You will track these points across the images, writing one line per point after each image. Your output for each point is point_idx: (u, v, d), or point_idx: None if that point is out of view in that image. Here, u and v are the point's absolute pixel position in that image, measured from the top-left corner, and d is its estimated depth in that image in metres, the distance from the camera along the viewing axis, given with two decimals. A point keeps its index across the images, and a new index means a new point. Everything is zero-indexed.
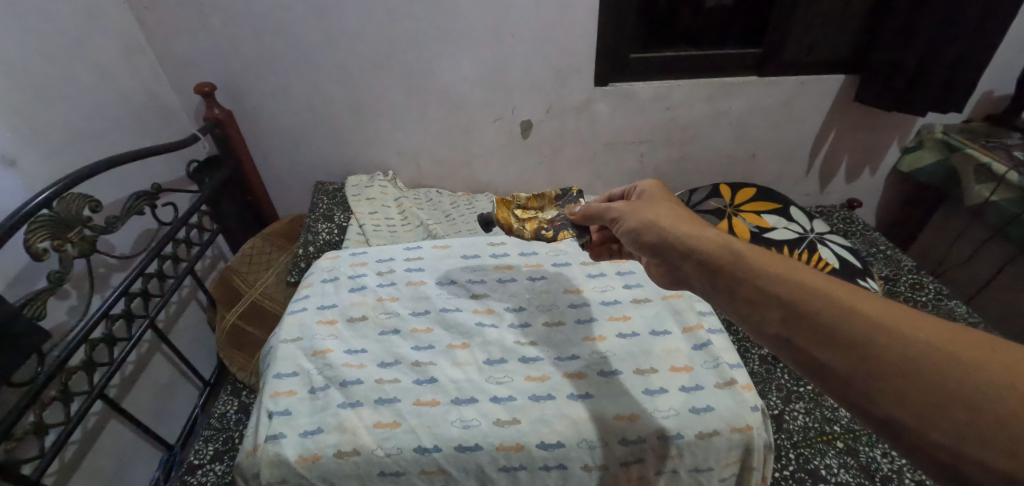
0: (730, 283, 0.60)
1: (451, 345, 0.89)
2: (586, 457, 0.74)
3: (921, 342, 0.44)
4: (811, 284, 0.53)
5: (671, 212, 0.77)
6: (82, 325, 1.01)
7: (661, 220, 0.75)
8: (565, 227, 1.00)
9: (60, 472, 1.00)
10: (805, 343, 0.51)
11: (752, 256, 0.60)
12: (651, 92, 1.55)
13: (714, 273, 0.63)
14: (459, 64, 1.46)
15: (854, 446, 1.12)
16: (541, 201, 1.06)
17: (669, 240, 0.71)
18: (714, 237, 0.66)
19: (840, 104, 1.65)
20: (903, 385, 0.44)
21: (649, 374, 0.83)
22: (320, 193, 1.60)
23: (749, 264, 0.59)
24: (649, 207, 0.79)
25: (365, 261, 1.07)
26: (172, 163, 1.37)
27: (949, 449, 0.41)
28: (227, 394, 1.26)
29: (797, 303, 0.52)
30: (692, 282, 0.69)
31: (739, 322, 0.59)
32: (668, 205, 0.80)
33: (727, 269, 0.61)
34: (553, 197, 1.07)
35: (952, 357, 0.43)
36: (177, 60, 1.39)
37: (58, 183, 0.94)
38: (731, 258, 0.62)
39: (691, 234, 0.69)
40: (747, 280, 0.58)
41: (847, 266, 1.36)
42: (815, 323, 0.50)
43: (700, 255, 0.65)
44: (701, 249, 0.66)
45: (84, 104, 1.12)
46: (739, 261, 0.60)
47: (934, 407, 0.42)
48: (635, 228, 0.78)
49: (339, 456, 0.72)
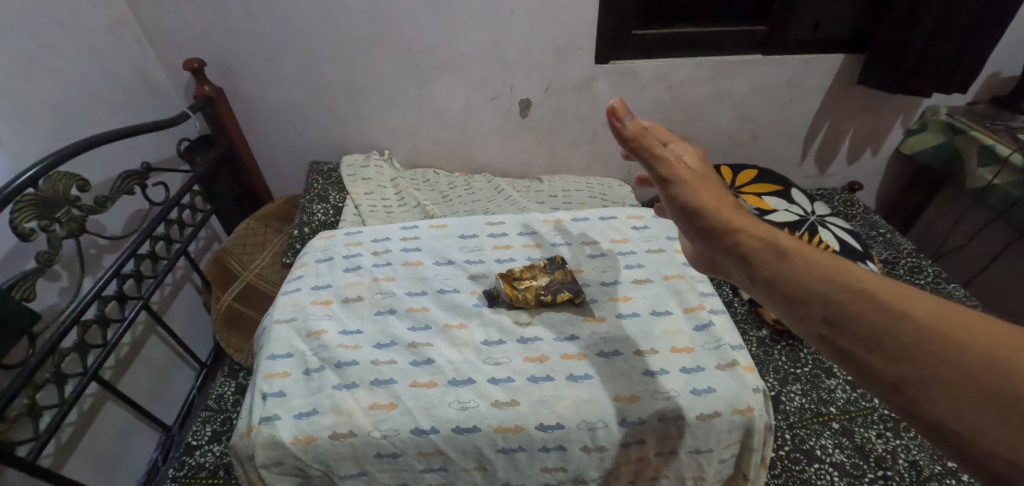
0: (768, 277, 0.55)
1: (449, 324, 0.88)
2: (586, 438, 0.74)
3: (980, 350, 0.41)
4: (849, 281, 0.48)
5: (708, 187, 0.66)
6: (74, 306, 0.99)
7: (698, 196, 0.65)
8: (563, 289, 0.92)
9: (55, 453, 1.00)
10: (849, 345, 0.47)
11: (794, 248, 0.55)
12: (653, 70, 1.52)
13: (750, 267, 0.57)
14: (457, 40, 1.42)
15: (850, 427, 1.13)
16: (533, 270, 0.96)
17: (717, 226, 0.62)
18: (755, 226, 0.60)
19: (845, 83, 1.61)
20: (957, 394, 0.41)
21: (650, 355, 0.82)
22: (314, 173, 1.57)
23: (785, 259, 0.54)
24: (692, 174, 0.67)
25: (360, 241, 1.05)
26: (162, 141, 1.34)
27: (1010, 463, 0.38)
28: (224, 376, 1.24)
29: (840, 302, 0.48)
30: (733, 272, 0.63)
31: (780, 317, 0.54)
32: (704, 174, 0.69)
33: (765, 264, 0.56)
34: (543, 265, 0.97)
35: (1012, 365, 0.39)
36: (165, 35, 1.34)
37: (44, 161, 0.91)
38: (770, 253, 0.56)
39: (733, 222, 0.61)
40: (787, 277, 0.53)
41: (847, 248, 1.34)
42: (860, 327, 0.46)
43: (741, 246, 0.59)
44: (742, 240, 0.59)
45: (69, 79, 1.08)
46: (776, 253, 0.55)
47: (993, 419, 0.39)
48: (686, 200, 0.65)
49: (334, 438, 0.71)
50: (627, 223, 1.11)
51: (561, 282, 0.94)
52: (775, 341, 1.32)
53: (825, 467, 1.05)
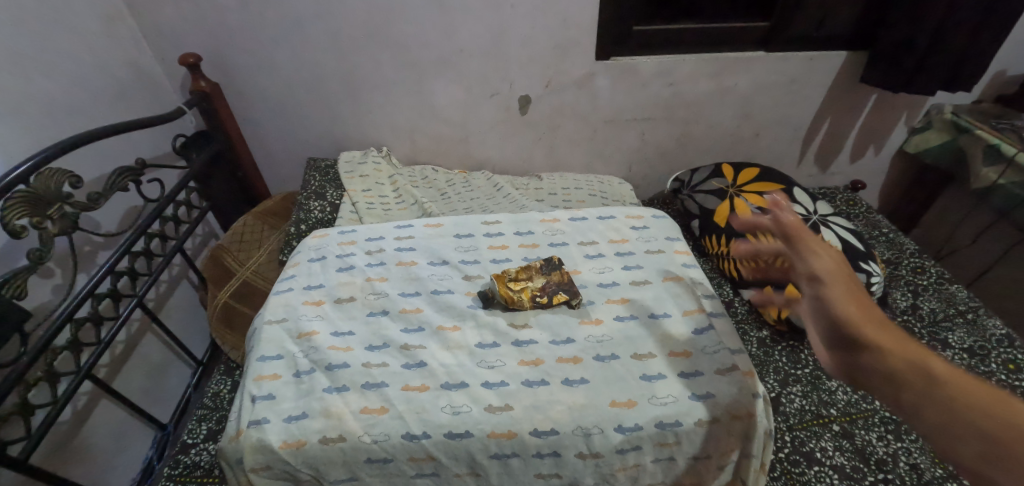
0: (905, 388, 0.53)
1: (442, 326, 0.87)
2: (581, 444, 0.73)
3: None
4: (1004, 411, 0.47)
5: (852, 292, 0.67)
6: (66, 304, 0.98)
7: (841, 301, 0.65)
8: (560, 291, 0.91)
9: (48, 452, 0.98)
10: (997, 469, 0.44)
11: (938, 367, 0.53)
12: (654, 67, 1.50)
13: (887, 376, 0.55)
14: (456, 36, 1.40)
15: (850, 430, 1.12)
16: (529, 271, 0.94)
17: (859, 333, 0.61)
18: (896, 338, 0.58)
19: (849, 80, 1.59)
20: None
21: (647, 359, 0.82)
22: (311, 169, 1.55)
23: (930, 375, 0.52)
24: (840, 273, 0.70)
25: (354, 240, 1.04)
26: (157, 137, 1.33)
27: None
28: (221, 374, 1.23)
29: (990, 428, 0.46)
30: (857, 374, 0.59)
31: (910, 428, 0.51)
32: (849, 278, 0.70)
33: (905, 376, 0.54)
34: (539, 266, 0.95)
35: None
36: (160, 29, 1.33)
37: (35, 157, 0.90)
38: (912, 367, 0.54)
39: (870, 331, 0.60)
40: (930, 393, 0.51)
41: (850, 248, 1.32)
42: (1011, 455, 0.44)
43: (879, 355, 0.57)
44: (879, 347, 0.58)
45: (62, 73, 1.07)
46: (919, 368, 0.53)
47: None
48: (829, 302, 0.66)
49: (324, 443, 0.71)
50: (626, 223, 1.09)
51: (557, 284, 0.93)
52: (776, 342, 1.31)
53: (825, 470, 1.03)
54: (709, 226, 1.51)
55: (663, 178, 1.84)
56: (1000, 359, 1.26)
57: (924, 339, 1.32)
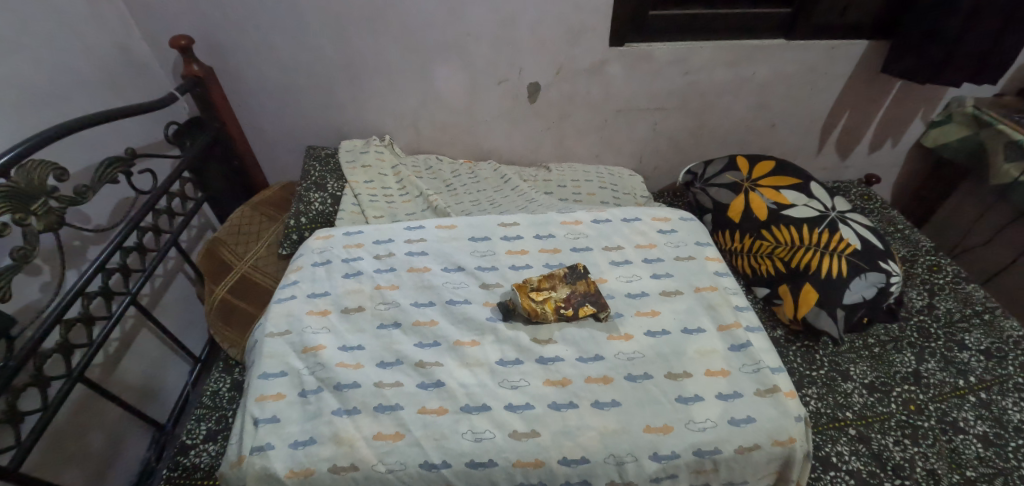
0: None
1: (459, 341, 0.85)
2: (613, 473, 0.73)
3: None
4: None
5: None
6: (55, 303, 0.92)
7: None
8: (585, 302, 0.89)
9: (40, 457, 0.94)
10: None
11: None
12: (670, 54, 1.43)
13: None
14: (463, 19, 1.32)
15: (866, 434, 1.08)
16: (553, 280, 0.91)
17: None
18: None
19: (871, 70, 1.53)
20: None
21: (683, 379, 0.81)
22: (311, 158, 1.48)
23: None
24: None
25: (361, 243, 1.01)
26: (147, 125, 1.26)
27: None
28: (219, 372, 1.16)
29: None
30: None
31: None
32: None
33: None
34: (562, 275, 0.93)
35: None
36: (148, 9, 1.24)
37: (15, 148, 0.83)
38: None
39: None
40: None
41: (869, 247, 1.27)
42: None
43: None
44: None
45: (47, 57, 1.01)
46: None
47: None
48: None
49: (334, 471, 0.70)
50: (652, 226, 1.08)
51: (583, 294, 0.91)
52: (790, 342, 1.28)
53: (841, 476, 1.01)
54: (722, 221, 1.47)
55: (674, 170, 1.78)
56: (1018, 361, 1.22)
57: (941, 339, 1.28)
